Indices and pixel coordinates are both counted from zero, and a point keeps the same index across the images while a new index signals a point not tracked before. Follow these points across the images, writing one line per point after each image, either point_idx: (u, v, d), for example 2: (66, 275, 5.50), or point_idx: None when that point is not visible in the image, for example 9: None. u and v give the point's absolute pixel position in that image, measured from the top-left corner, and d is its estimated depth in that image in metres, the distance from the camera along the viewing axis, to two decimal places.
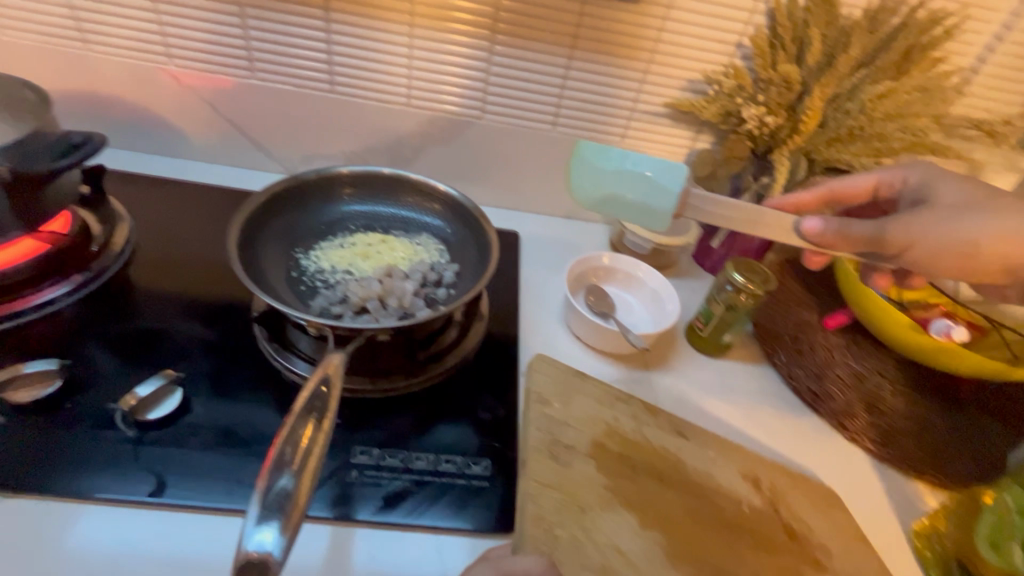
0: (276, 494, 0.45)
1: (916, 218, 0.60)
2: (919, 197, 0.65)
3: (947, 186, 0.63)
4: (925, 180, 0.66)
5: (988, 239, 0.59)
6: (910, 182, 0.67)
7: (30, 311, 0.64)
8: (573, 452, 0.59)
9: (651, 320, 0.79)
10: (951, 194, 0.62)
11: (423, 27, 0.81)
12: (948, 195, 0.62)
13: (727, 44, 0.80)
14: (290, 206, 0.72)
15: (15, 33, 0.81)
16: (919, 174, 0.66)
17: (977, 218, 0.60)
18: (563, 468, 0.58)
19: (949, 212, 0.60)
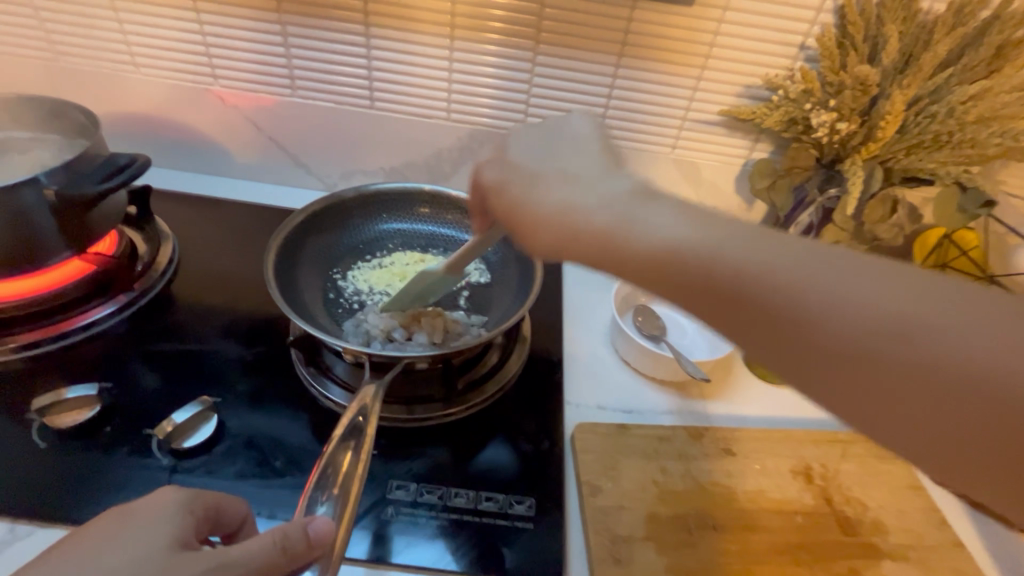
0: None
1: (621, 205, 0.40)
2: (615, 226, 0.39)
3: (648, 211, 0.39)
4: (616, 203, 0.40)
5: (784, 293, 0.33)
6: (588, 222, 0.41)
7: (77, 331, 0.64)
8: (634, 545, 0.51)
9: (706, 344, 0.73)
10: (656, 223, 0.38)
11: (463, 39, 0.78)
12: (715, 229, 0.36)
13: (790, 45, 0.74)
14: (328, 225, 0.71)
15: (72, 59, 0.83)
16: (613, 198, 0.41)
17: (762, 255, 0.34)
18: (626, 569, 0.50)
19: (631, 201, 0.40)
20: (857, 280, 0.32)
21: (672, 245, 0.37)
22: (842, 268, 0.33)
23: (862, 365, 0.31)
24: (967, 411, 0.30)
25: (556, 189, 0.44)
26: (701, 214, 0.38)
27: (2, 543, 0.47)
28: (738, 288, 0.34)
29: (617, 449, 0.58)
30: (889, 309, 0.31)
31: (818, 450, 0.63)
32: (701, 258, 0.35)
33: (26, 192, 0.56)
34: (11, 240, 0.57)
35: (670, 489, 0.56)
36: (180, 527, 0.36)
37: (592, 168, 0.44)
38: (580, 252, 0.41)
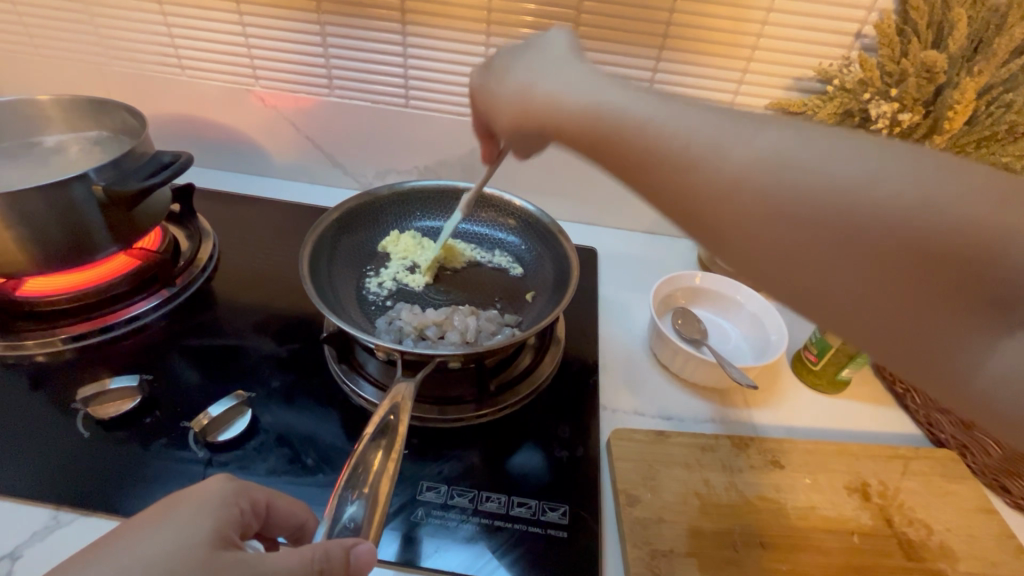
0: (343, 526, 0.41)
1: (531, 70, 0.45)
2: (523, 93, 0.44)
3: (563, 71, 0.43)
4: (542, 68, 0.44)
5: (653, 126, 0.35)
6: (512, 87, 0.45)
7: (121, 324, 0.66)
8: (675, 561, 0.48)
9: (751, 350, 0.69)
10: (551, 81, 0.42)
11: (499, 35, 0.77)
12: (617, 88, 0.39)
13: (845, 34, 0.70)
14: (363, 222, 0.71)
15: (124, 63, 0.86)
16: (564, 66, 0.43)
17: (641, 104, 0.37)
18: None
19: (544, 69, 0.44)
20: (727, 125, 0.34)
21: (560, 97, 0.41)
22: (716, 118, 0.34)
23: (721, 206, 0.32)
24: (815, 231, 0.30)
25: (515, 73, 0.46)
26: (604, 76, 0.41)
27: (45, 529, 0.48)
28: (640, 137, 0.36)
29: (656, 457, 0.56)
30: (731, 143, 0.32)
31: (876, 465, 0.58)
32: (579, 111, 0.39)
33: (77, 187, 0.57)
34: (61, 236, 0.58)
35: (713, 502, 0.53)
36: (222, 520, 0.34)
37: (542, 54, 0.47)
38: (508, 123, 0.46)
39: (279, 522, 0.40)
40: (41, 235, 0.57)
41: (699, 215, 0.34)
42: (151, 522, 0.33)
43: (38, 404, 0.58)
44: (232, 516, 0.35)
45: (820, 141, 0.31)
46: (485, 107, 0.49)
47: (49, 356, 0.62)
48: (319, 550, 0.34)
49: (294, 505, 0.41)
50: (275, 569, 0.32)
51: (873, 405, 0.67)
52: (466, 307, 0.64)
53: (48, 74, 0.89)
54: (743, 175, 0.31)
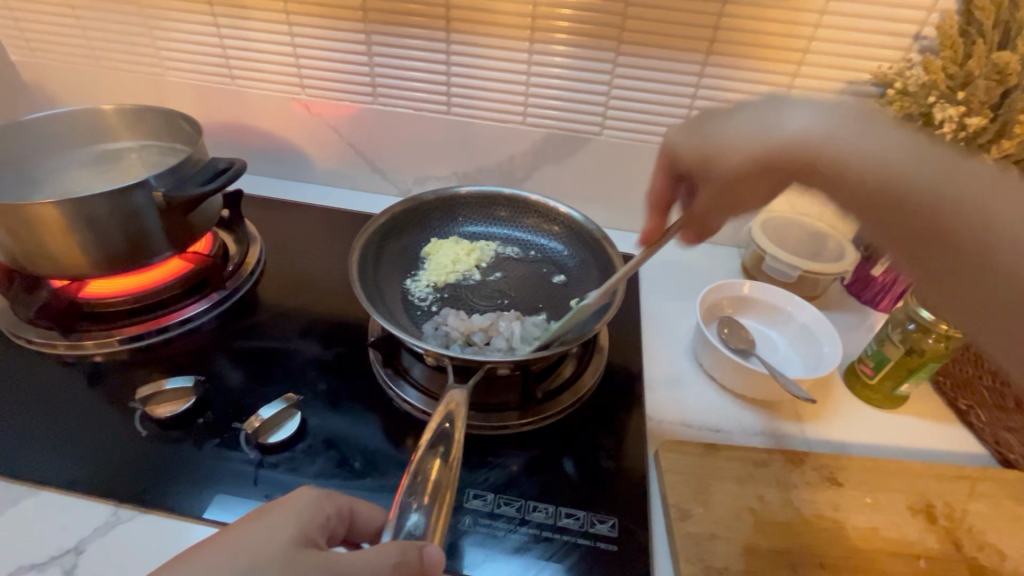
0: (408, 532, 0.41)
1: (731, 125, 0.49)
2: (760, 133, 0.46)
3: (800, 109, 0.46)
4: (769, 112, 0.47)
5: (867, 159, 0.41)
6: (737, 150, 0.47)
7: (175, 326, 0.68)
8: None
9: (802, 361, 0.67)
10: (803, 119, 0.45)
11: (541, 42, 0.77)
12: (878, 136, 0.42)
13: (903, 36, 0.67)
14: (407, 228, 0.72)
15: (177, 73, 0.89)
16: (763, 128, 0.46)
17: (850, 137, 0.42)
18: None
19: (745, 138, 0.47)
20: (938, 160, 0.39)
21: (821, 137, 0.43)
22: (927, 151, 0.39)
23: (876, 184, 0.40)
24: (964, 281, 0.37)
25: (722, 129, 0.49)
26: (854, 117, 0.44)
27: (107, 525, 0.49)
28: (861, 181, 0.41)
29: (707, 471, 0.54)
30: (916, 170, 0.38)
31: (940, 485, 0.55)
32: (795, 136, 0.44)
33: (138, 194, 0.59)
34: (122, 240, 0.60)
35: (769, 519, 0.51)
36: (307, 522, 0.36)
37: (765, 99, 0.49)
38: (733, 168, 0.48)
39: (363, 533, 0.41)
40: (104, 240, 0.59)
41: (859, 196, 0.42)
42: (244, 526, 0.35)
43: (98, 402, 0.59)
44: (319, 519, 0.37)
45: (1002, 192, 0.36)
46: (694, 168, 0.52)
47: (107, 356, 0.64)
48: (395, 544, 0.35)
49: (378, 514, 0.42)
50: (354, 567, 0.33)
51: (932, 422, 0.64)
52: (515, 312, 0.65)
53: (106, 84, 0.92)
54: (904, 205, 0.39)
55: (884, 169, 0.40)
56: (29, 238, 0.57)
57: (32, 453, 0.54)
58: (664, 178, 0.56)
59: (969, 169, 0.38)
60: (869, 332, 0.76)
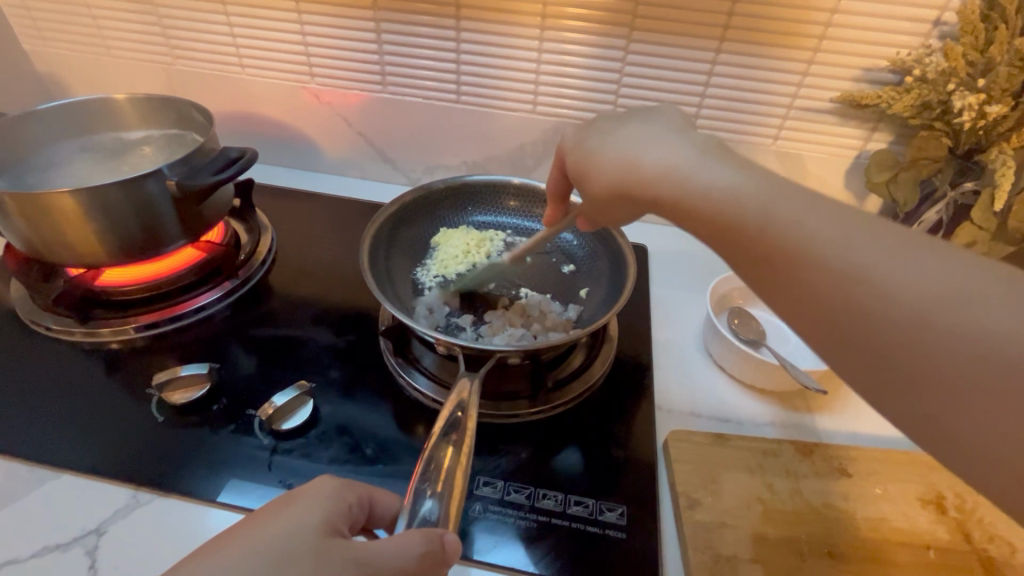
0: (422, 519, 0.42)
1: (608, 137, 0.48)
2: (625, 160, 0.45)
3: (662, 139, 0.45)
4: (640, 138, 0.46)
5: (755, 208, 0.38)
6: (606, 170, 0.47)
7: (189, 314, 0.69)
8: (739, 568, 0.47)
9: (813, 352, 0.67)
10: (661, 151, 0.44)
11: (552, 28, 0.76)
12: (721, 169, 0.41)
13: (923, 22, 0.66)
14: (417, 216, 0.72)
15: (188, 62, 0.89)
16: (648, 147, 0.45)
17: (722, 176, 0.40)
18: None
19: (609, 160, 0.47)
20: (788, 199, 0.38)
21: (673, 169, 0.42)
22: (813, 201, 0.37)
23: (766, 231, 0.37)
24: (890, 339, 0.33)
25: (610, 141, 0.48)
26: (710, 150, 0.44)
27: (126, 507, 0.50)
28: (751, 226, 0.38)
29: (717, 460, 0.54)
30: (808, 219, 0.36)
31: (951, 477, 0.55)
32: (653, 168, 0.43)
33: (152, 183, 0.60)
34: (137, 229, 0.61)
35: (778, 508, 0.51)
36: (330, 511, 0.37)
37: (644, 121, 0.48)
38: (599, 190, 0.48)
39: (382, 518, 0.42)
40: (119, 229, 0.60)
41: (752, 250, 0.38)
42: (270, 516, 0.36)
43: (115, 388, 0.61)
44: (340, 509, 0.38)
45: (895, 245, 0.34)
46: (575, 172, 0.51)
47: (123, 343, 0.66)
48: (421, 535, 0.37)
49: (395, 500, 0.43)
50: (378, 558, 0.35)
51: None
52: (529, 300, 0.66)
53: (117, 73, 0.93)
54: (802, 253, 0.36)
55: (736, 201, 0.39)
56: (46, 228, 0.58)
57: (52, 437, 0.55)
58: (558, 173, 0.56)
59: (822, 217, 0.36)
60: None
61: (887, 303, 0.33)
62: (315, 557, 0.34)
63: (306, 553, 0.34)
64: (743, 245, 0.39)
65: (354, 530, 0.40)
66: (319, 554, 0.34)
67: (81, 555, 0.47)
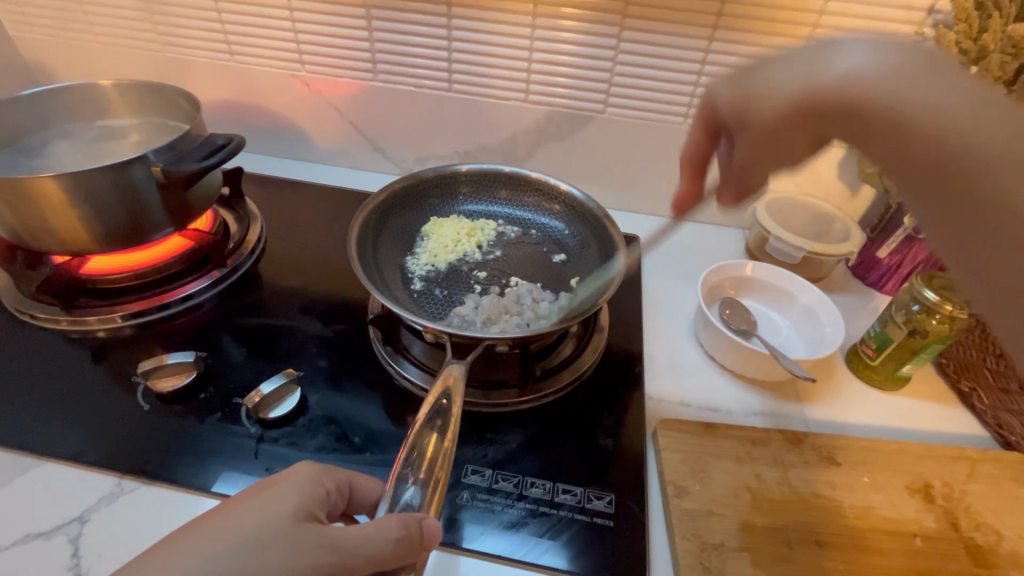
0: (403, 506, 0.42)
1: (772, 62, 0.43)
2: (805, 76, 0.40)
3: (847, 44, 0.39)
4: (816, 50, 0.40)
5: (902, 111, 0.35)
6: (776, 92, 0.42)
7: (176, 303, 0.68)
8: (726, 556, 0.47)
9: (803, 342, 0.66)
10: (848, 60, 0.38)
11: (544, 16, 0.75)
12: (871, 54, 0.38)
13: (916, 10, 0.65)
14: (406, 205, 0.72)
15: (176, 49, 0.88)
16: (800, 65, 0.41)
17: (919, 90, 0.35)
18: None
19: (780, 95, 0.42)
20: (974, 110, 0.32)
21: (851, 83, 0.38)
22: (989, 103, 0.32)
23: (918, 140, 0.35)
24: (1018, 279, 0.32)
25: (773, 71, 0.42)
26: (915, 53, 0.36)
27: (110, 495, 0.50)
28: (899, 127, 0.36)
29: (705, 449, 0.54)
30: (977, 126, 0.32)
31: (939, 466, 0.55)
32: (774, 92, 0.42)
33: (136, 169, 0.59)
34: (121, 216, 0.60)
35: (765, 497, 0.51)
36: (307, 496, 0.37)
37: (819, 28, 0.41)
38: (769, 122, 0.43)
39: (364, 501, 0.42)
40: (104, 215, 0.59)
41: (889, 140, 0.37)
42: (247, 500, 0.36)
43: (101, 377, 0.60)
44: (318, 494, 0.38)
45: None
46: (732, 115, 0.46)
47: (110, 332, 0.65)
48: (398, 518, 0.37)
49: (377, 485, 0.43)
50: (353, 542, 0.35)
51: (933, 403, 0.64)
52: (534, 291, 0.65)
53: (105, 60, 0.92)
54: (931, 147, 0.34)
55: (911, 124, 0.35)
56: (28, 213, 0.57)
57: (36, 425, 0.54)
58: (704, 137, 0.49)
59: (938, 83, 0.34)
60: (873, 314, 0.75)
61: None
62: (293, 542, 0.34)
63: (281, 537, 0.34)
64: (884, 149, 0.37)
65: (333, 516, 0.40)
66: (296, 539, 0.34)
67: (63, 543, 0.47)
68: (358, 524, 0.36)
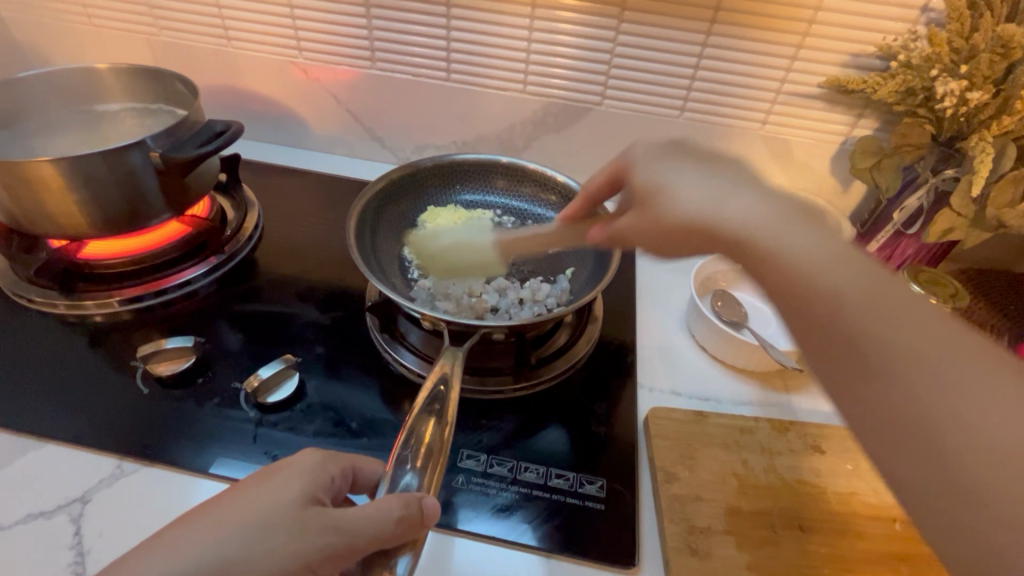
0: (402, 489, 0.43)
1: (679, 170, 0.44)
2: (705, 201, 0.40)
3: (743, 188, 0.40)
4: (721, 182, 0.41)
5: (784, 246, 0.36)
6: (679, 203, 0.42)
7: (174, 289, 0.68)
8: (714, 538, 0.48)
9: (793, 334, 0.68)
10: (740, 202, 0.39)
11: (544, 7, 0.75)
12: (754, 194, 0.39)
13: (910, 8, 0.66)
14: (404, 193, 0.72)
15: (172, 33, 0.87)
16: (705, 186, 0.41)
17: (793, 233, 0.36)
18: (705, 563, 0.47)
19: (689, 200, 0.41)
20: (830, 260, 0.35)
21: (750, 222, 0.38)
22: (844, 256, 0.35)
23: (786, 279, 0.35)
24: (895, 405, 0.31)
25: (682, 178, 0.43)
26: (794, 208, 0.38)
27: (111, 477, 0.51)
28: (776, 268, 0.36)
29: (695, 437, 0.56)
30: (835, 268, 0.34)
31: None
32: (681, 206, 0.42)
33: (134, 154, 0.59)
34: (119, 200, 0.60)
35: (752, 482, 0.52)
36: (310, 481, 0.38)
37: (726, 164, 0.43)
38: (671, 224, 0.42)
39: (365, 485, 0.43)
40: (102, 200, 0.60)
41: (777, 284, 0.36)
42: (251, 486, 0.37)
43: (100, 361, 0.60)
44: (321, 480, 0.39)
45: (928, 322, 0.32)
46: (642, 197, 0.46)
47: (107, 317, 0.65)
48: (398, 498, 0.38)
49: (378, 466, 0.44)
50: (354, 525, 0.36)
51: None
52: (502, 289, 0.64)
53: (99, 43, 0.91)
54: (804, 281, 0.35)
55: (791, 264, 0.35)
56: (26, 197, 0.57)
57: (35, 408, 0.55)
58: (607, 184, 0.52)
59: (805, 230, 0.36)
60: None
61: (910, 368, 0.30)
62: (296, 522, 0.35)
63: (285, 522, 0.35)
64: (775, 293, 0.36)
65: (337, 500, 0.41)
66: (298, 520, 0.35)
67: (66, 522, 0.47)
68: (361, 506, 0.37)
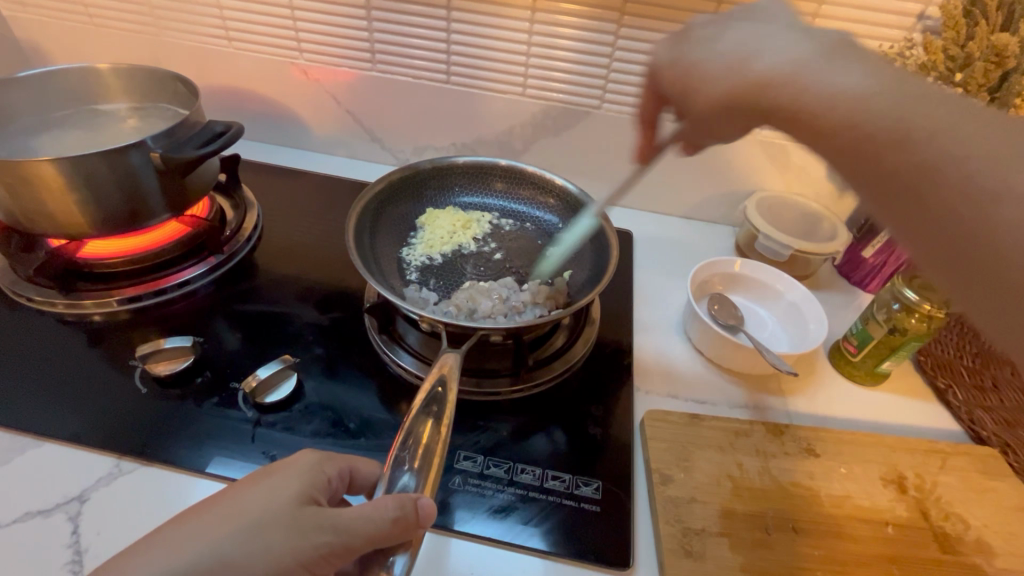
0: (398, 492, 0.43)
1: (711, 30, 0.45)
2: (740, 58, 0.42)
3: (775, 37, 0.41)
4: (756, 37, 0.42)
5: (827, 91, 0.37)
6: (714, 63, 0.44)
7: (173, 289, 0.68)
8: (708, 541, 0.49)
9: (789, 338, 0.68)
10: (777, 51, 0.41)
11: (544, 10, 0.76)
12: (787, 36, 0.41)
13: (907, 16, 0.67)
14: (403, 195, 0.73)
15: (173, 33, 0.88)
16: (739, 38, 0.43)
17: (849, 79, 0.37)
18: (699, 565, 0.47)
19: (719, 57, 0.43)
20: (896, 95, 0.35)
21: (784, 70, 0.39)
22: (905, 86, 0.36)
23: (844, 117, 0.37)
24: (960, 232, 0.33)
25: (717, 42, 0.44)
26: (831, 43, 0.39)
27: (109, 476, 0.51)
28: (828, 116, 0.37)
29: (690, 439, 0.56)
30: (901, 103, 0.35)
31: (913, 458, 0.58)
32: (713, 74, 0.44)
33: (134, 154, 0.59)
34: (120, 201, 0.61)
35: (747, 485, 0.53)
36: (308, 481, 0.38)
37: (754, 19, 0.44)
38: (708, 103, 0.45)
39: (363, 485, 0.44)
40: (102, 200, 0.60)
41: (827, 131, 0.38)
42: (250, 485, 0.37)
43: (98, 360, 0.61)
44: (319, 481, 0.39)
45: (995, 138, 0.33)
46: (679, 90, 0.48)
47: (106, 316, 0.65)
48: (394, 499, 0.38)
49: (376, 467, 0.45)
50: (350, 525, 0.36)
51: (911, 398, 0.67)
52: (508, 283, 0.66)
53: (100, 43, 0.91)
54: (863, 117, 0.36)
55: (848, 105, 0.36)
56: (26, 196, 0.58)
57: (33, 406, 0.55)
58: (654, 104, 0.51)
59: (847, 69, 0.38)
60: (856, 312, 0.77)
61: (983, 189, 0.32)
62: (294, 522, 0.36)
63: (283, 521, 0.35)
64: (828, 137, 0.38)
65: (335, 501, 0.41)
66: (296, 520, 0.36)
67: (64, 520, 0.48)
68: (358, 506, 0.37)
